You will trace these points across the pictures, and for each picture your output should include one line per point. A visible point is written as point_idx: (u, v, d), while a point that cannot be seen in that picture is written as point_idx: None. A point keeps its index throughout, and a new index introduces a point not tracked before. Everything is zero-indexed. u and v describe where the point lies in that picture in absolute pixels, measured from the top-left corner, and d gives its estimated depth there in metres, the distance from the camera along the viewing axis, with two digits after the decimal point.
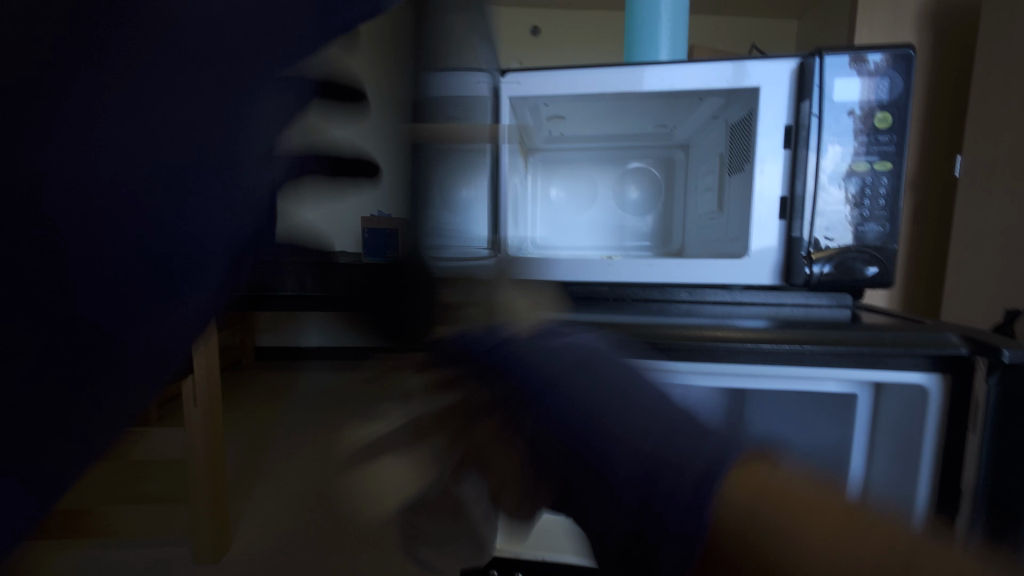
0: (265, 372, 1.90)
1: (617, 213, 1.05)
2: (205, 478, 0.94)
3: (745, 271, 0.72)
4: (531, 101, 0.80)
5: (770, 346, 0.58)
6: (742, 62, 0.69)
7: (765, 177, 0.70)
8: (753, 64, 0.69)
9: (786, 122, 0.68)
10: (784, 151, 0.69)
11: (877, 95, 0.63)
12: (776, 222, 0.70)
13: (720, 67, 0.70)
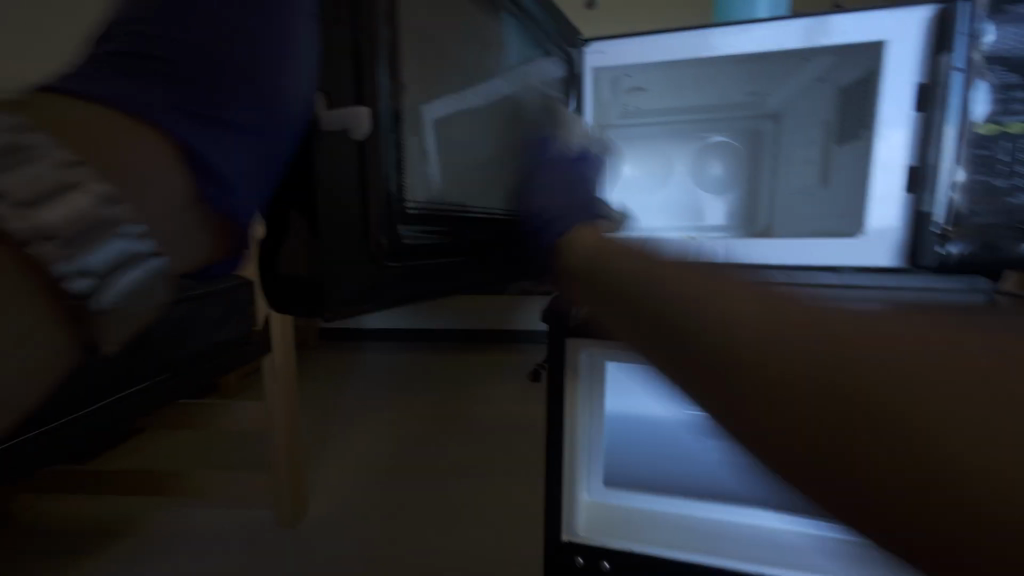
0: (331, 351, 2.00)
1: (694, 190, 0.96)
2: (287, 449, 1.00)
3: (859, 251, 0.66)
4: (615, 71, 0.77)
5: None
6: (823, 17, 0.63)
7: (888, 147, 0.63)
8: (837, 18, 0.63)
9: (918, 81, 0.60)
10: (915, 114, 0.60)
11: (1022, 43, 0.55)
12: (902, 195, 0.63)
13: (794, 25, 0.65)
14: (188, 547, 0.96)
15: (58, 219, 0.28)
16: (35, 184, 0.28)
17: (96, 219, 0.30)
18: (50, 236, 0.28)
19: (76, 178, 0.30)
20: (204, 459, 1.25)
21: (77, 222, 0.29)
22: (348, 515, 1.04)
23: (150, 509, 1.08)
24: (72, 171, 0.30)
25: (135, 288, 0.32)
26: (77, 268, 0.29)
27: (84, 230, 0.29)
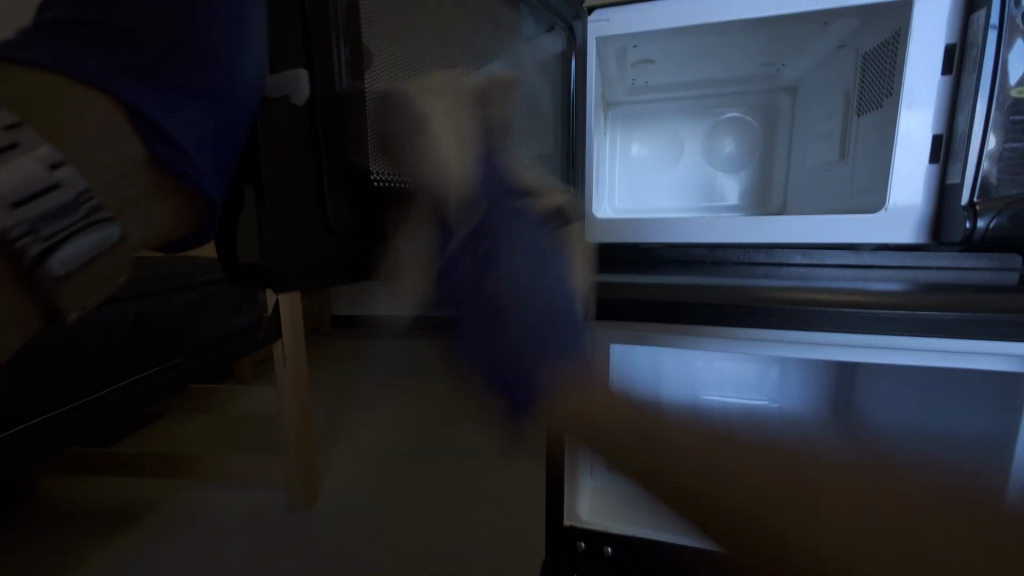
0: (340, 339, 2.01)
1: (706, 169, 0.91)
2: (294, 435, 1.00)
3: (878, 229, 0.61)
4: (618, 43, 0.73)
5: (916, 314, 0.48)
6: None
7: (913, 114, 0.58)
8: None
9: (948, 42, 0.56)
10: (941, 78, 0.57)
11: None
12: (925, 167, 0.59)
13: None
14: (199, 528, 0.97)
15: (0, 182, 0.24)
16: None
17: (42, 186, 0.26)
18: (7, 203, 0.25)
19: (14, 134, 0.25)
20: (215, 444, 1.27)
21: (24, 189, 0.25)
22: (355, 499, 1.04)
23: (162, 491, 1.09)
24: (6, 129, 0.25)
25: (89, 251, 0.28)
26: (27, 230, 0.26)
27: (26, 192, 0.25)
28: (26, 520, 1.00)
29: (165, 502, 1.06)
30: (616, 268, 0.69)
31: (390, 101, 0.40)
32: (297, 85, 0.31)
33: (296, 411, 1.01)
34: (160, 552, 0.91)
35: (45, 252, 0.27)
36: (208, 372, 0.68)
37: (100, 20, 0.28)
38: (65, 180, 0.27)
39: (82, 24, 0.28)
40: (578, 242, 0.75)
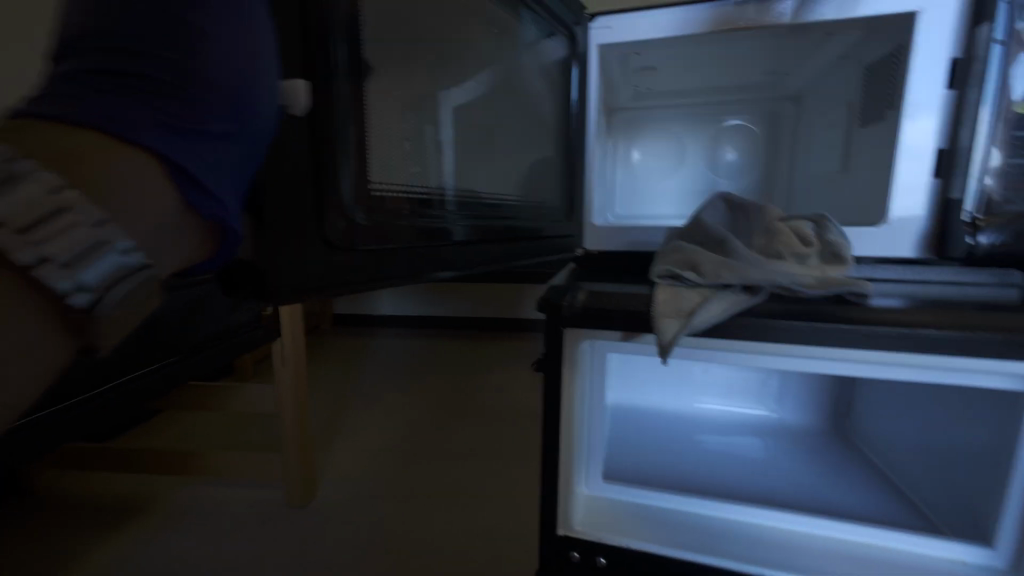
0: (340, 337, 2.00)
1: (709, 176, 0.90)
2: (290, 436, 1.00)
3: (878, 242, 0.62)
4: (621, 50, 0.73)
5: (910, 330, 0.46)
6: None
7: (915, 129, 0.58)
8: None
9: (952, 56, 0.55)
10: (945, 93, 0.56)
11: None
12: (928, 180, 0.59)
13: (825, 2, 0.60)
14: (194, 525, 0.97)
15: (47, 246, 0.23)
16: (24, 206, 0.23)
17: (92, 245, 0.24)
18: (60, 262, 0.24)
19: (58, 197, 0.24)
20: (212, 441, 1.27)
21: (73, 250, 0.24)
22: (350, 499, 1.04)
23: (160, 487, 1.09)
24: (52, 192, 0.23)
25: (133, 296, 0.27)
26: (76, 284, 0.24)
27: (76, 251, 0.24)
28: (24, 513, 1.00)
29: (162, 498, 1.06)
30: (615, 275, 0.67)
31: (388, 106, 0.40)
32: (295, 96, 0.29)
33: (293, 411, 1.00)
34: (156, 548, 0.91)
35: (90, 303, 0.25)
36: (206, 369, 0.67)
37: (116, 66, 0.26)
38: (109, 237, 0.25)
39: (106, 74, 0.26)
40: (578, 249, 0.74)
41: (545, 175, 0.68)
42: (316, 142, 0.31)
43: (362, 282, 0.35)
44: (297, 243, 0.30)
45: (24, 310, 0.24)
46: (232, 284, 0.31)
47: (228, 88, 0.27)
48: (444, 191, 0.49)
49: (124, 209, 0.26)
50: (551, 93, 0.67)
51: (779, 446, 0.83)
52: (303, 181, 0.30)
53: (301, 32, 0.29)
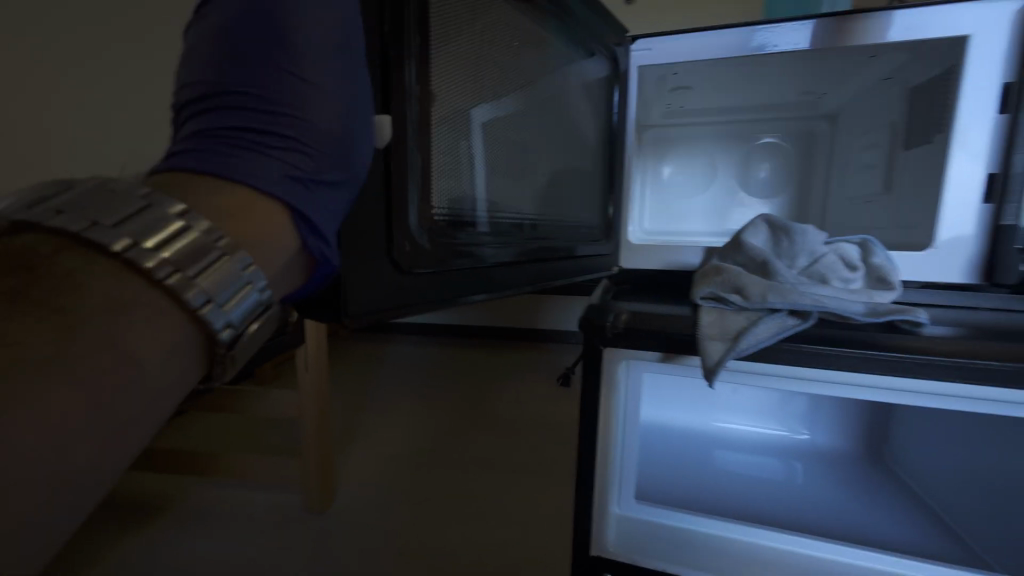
0: (361, 344, 2.03)
1: (739, 193, 0.89)
2: (316, 442, 1.01)
3: (929, 266, 0.60)
4: (661, 69, 0.74)
5: (979, 362, 0.45)
6: (888, 13, 0.58)
7: (966, 152, 0.57)
8: (902, 12, 0.58)
9: (1005, 80, 0.54)
10: (997, 117, 0.55)
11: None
12: (977, 205, 0.57)
13: (869, 20, 0.59)
14: (221, 526, 0.98)
15: (178, 260, 0.23)
16: (185, 247, 0.23)
17: (240, 281, 0.25)
18: (214, 300, 0.24)
19: (186, 217, 0.24)
20: (237, 443, 1.29)
21: (225, 287, 0.24)
22: (373, 506, 1.04)
23: (187, 487, 1.11)
24: (181, 214, 0.24)
25: (254, 313, 0.26)
26: (225, 320, 0.24)
27: (226, 287, 0.24)
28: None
29: (190, 498, 1.08)
30: (653, 294, 0.67)
31: (448, 128, 0.41)
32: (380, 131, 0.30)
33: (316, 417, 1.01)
34: (184, 548, 0.92)
35: (235, 339, 0.25)
36: None
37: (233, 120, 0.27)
38: (253, 274, 0.25)
39: (226, 131, 0.27)
40: (614, 267, 0.74)
41: (586, 194, 0.69)
42: (391, 172, 0.32)
43: (421, 303, 0.36)
44: (371, 267, 0.31)
45: (178, 348, 0.24)
46: (309, 304, 0.32)
47: (336, 136, 0.28)
48: (485, 212, 0.49)
49: (260, 246, 0.26)
50: (597, 111, 0.67)
51: (814, 471, 0.81)
52: (377, 207, 0.32)
53: (381, 63, 0.30)
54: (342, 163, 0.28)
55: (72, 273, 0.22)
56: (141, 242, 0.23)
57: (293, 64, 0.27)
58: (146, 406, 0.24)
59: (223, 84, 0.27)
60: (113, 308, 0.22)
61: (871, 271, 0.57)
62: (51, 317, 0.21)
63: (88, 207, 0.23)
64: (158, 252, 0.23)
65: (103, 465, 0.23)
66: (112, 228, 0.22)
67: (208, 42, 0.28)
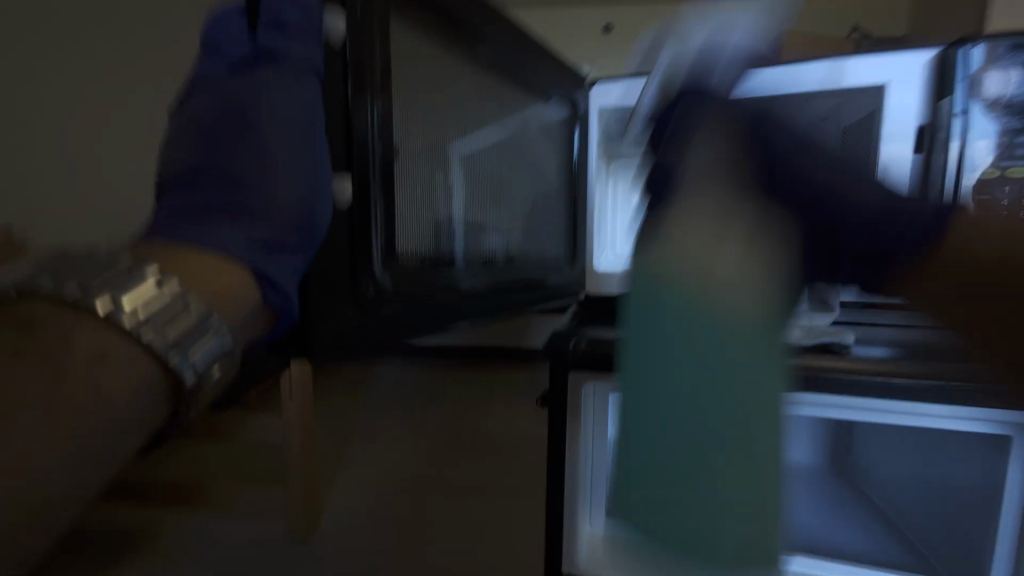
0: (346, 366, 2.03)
1: None
2: (298, 468, 1.02)
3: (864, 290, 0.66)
4: None
5: (902, 381, 0.49)
6: (841, 62, 0.64)
7: (891, 187, 0.63)
8: (853, 62, 0.64)
9: (919, 123, 0.61)
10: (915, 156, 0.62)
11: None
12: None
13: (817, 69, 0.65)
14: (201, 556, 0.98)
15: (148, 312, 0.27)
16: (153, 303, 0.27)
17: (201, 331, 0.28)
18: (177, 347, 0.27)
19: (159, 277, 0.28)
20: (219, 470, 1.29)
21: (188, 336, 0.28)
22: (357, 531, 1.05)
23: (167, 517, 1.11)
24: (155, 275, 0.28)
25: (214, 358, 0.29)
26: (187, 365, 0.27)
27: (189, 337, 0.28)
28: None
29: (169, 527, 1.07)
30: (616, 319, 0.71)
31: (412, 178, 0.46)
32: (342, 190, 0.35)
33: (300, 441, 1.03)
34: None
35: (198, 382, 0.28)
36: None
37: (209, 195, 0.33)
38: (214, 323, 0.29)
39: (205, 208, 0.32)
40: (581, 293, 0.79)
41: (554, 226, 0.74)
42: (353, 222, 0.37)
43: (390, 336, 0.41)
44: (336, 309, 0.36)
45: (145, 390, 0.28)
46: (280, 337, 0.36)
47: (297, 208, 0.33)
48: (461, 247, 0.53)
49: (224, 299, 0.30)
50: (559, 150, 0.73)
51: (781, 485, 0.85)
52: (342, 258, 0.36)
53: (345, 136, 0.35)
54: (301, 230, 0.33)
55: (60, 329, 0.26)
56: (116, 300, 0.26)
57: (266, 151, 0.33)
58: (115, 442, 0.27)
59: (203, 167, 0.33)
60: (93, 357, 0.26)
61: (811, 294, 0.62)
62: (44, 367, 0.25)
63: (75, 272, 0.27)
64: (129, 309, 0.26)
65: (74, 494, 0.26)
66: (93, 289, 0.26)
67: (191, 135, 0.33)
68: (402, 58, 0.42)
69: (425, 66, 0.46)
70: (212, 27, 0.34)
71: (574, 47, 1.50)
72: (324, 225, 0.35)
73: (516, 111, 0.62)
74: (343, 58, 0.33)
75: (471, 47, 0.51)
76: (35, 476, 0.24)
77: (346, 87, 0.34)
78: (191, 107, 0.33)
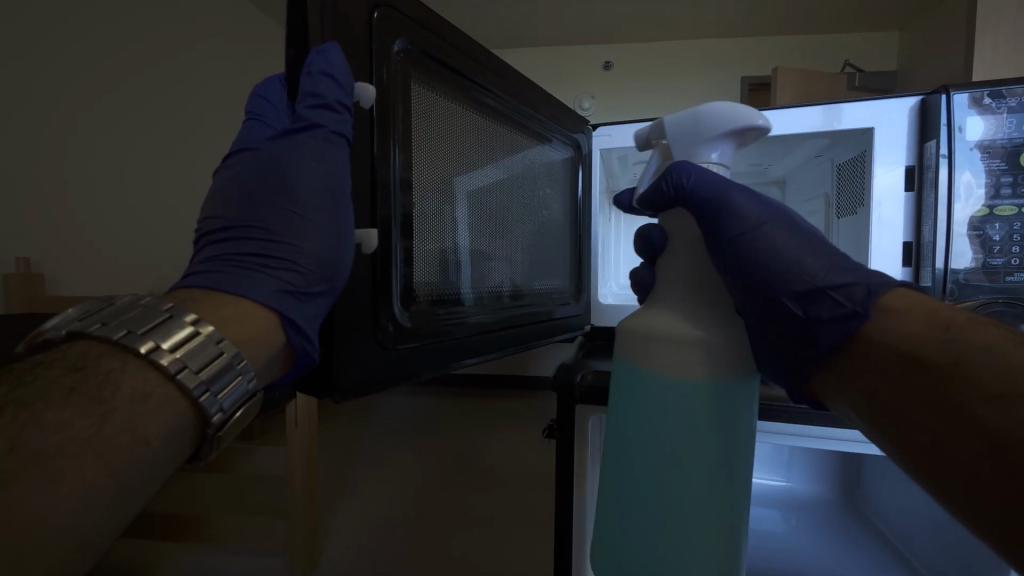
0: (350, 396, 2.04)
1: None
2: (301, 501, 1.02)
3: None
4: (618, 152, 0.85)
5: None
6: (836, 105, 0.67)
7: (883, 223, 0.65)
8: (848, 106, 0.66)
9: (908, 164, 0.64)
10: (905, 193, 0.64)
11: (1004, 133, 0.57)
12: (899, 270, 0.65)
13: (810, 112, 0.68)
14: None
15: (186, 355, 0.29)
16: (194, 348, 0.29)
17: (232, 375, 0.30)
18: (210, 391, 0.29)
19: (196, 323, 0.30)
20: (222, 504, 1.28)
21: (220, 379, 0.30)
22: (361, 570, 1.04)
23: (170, 554, 1.10)
24: (194, 321, 0.30)
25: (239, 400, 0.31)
26: (216, 408, 0.30)
27: (221, 380, 0.30)
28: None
29: (171, 565, 1.06)
30: None
31: (426, 220, 0.48)
32: (368, 239, 0.36)
33: (303, 474, 1.02)
34: None
35: (224, 422, 0.30)
36: None
37: (245, 245, 0.35)
38: (243, 367, 0.31)
39: (239, 256, 0.35)
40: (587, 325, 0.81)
41: (561, 260, 0.76)
42: (376, 267, 0.38)
43: (405, 373, 0.42)
44: (356, 348, 0.37)
45: (179, 428, 0.29)
46: (304, 381, 0.37)
47: (320, 255, 0.35)
48: (468, 285, 0.56)
49: (251, 344, 0.32)
50: (564, 189, 0.76)
51: (789, 517, 0.85)
52: (364, 299, 0.38)
53: (371, 186, 0.37)
54: (325, 277, 0.35)
55: (107, 370, 0.28)
56: (159, 343, 0.28)
57: (294, 204, 0.35)
58: (147, 479, 0.29)
59: (239, 219, 0.36)
60: (133, 396, 0.28)
61: None
62: (88, 407, 0.27)
63: (123, 317, 0.29)
64: (171, 353, 0.28)
65: (106, 530, 0.27)
66: (139, 334, 0.28)
67: (232, 192, 0.37)
68: (418, 112, 0.45)
69: (438, 118, 0.49)
70: (259, 100, 0.39)
71: (575, 86, 1.57)
72: (347, 272, 0.36)
73: (521, 155, 0.66)
74: (370, 117, 0.36)
75: (475, 98, 0.54)
76: (73, 513, 0.25)
77: (374, 145, 0.37)
78: (235, 168, 0.37)
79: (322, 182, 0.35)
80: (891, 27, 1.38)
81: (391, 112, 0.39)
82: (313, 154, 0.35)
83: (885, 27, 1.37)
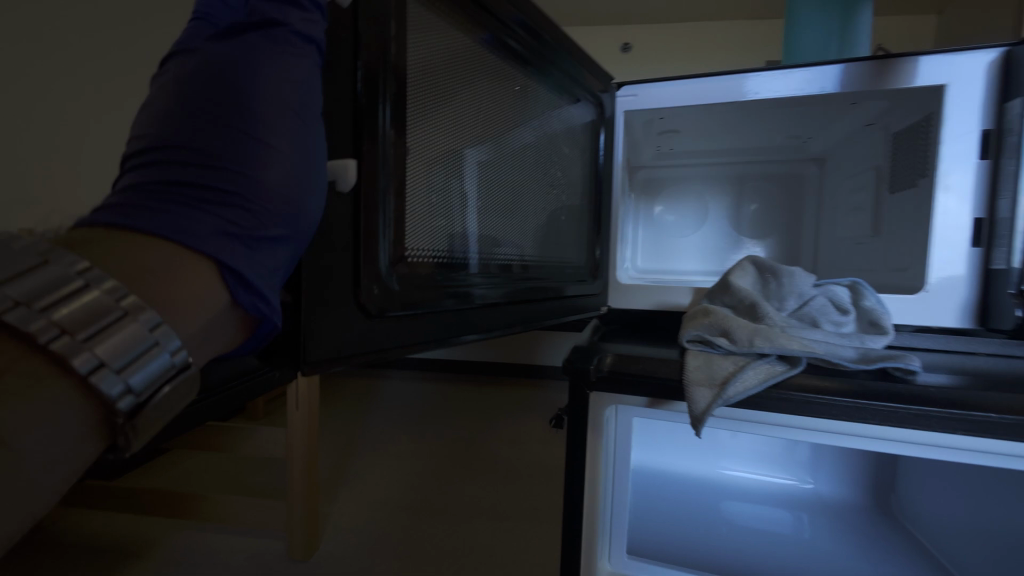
0: (352, 379, 1.99)
1: (731, 234, 0.90)
2: (301, 482, 0.97)
3: (919, 308, 0.61)
4: (645, 115, 0.78)
5: (977, 414, 0.43)
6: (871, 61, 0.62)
7: (950, 193, 0.59)
8: (885, 62, 0.61)
9: (984, 127, 0.57)
10: (979, 161, 0.58)
11: None
12: (966, 249, 0.58)
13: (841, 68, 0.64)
14: None
15: (66, 319, 0.22)
16: (80, 314, 0.22)
17: (140, 348, 0.23)
18: (106, 368, 0.23)
19: (83, 276, 0.23)
20: (217, 485, 1.23)
21: (119, 353, 0.23)
22: (359, 554, 0.98)
23: (164, 531, 1.05)
24: (79, 273, 0.23)
25: (155, 379, 0.24)
26: (122, 390, 0.23)
27: (122, 354, 0.23)
28: (24, 554, 0.96)
29: (165, 542, 1.01)
30: (638, 336, 0.66)
31: (429, 169, 0.42)
32: (343, 174, 0.31)
33: (304, 454, 0.97)
34: None
35: (135, 407, 0.24)
36: None
37: (176, 175, 0.27)
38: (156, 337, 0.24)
39: (164, 187, 0.27)
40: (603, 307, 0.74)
41: (578, 233, 0.69)
42: (359, 210, 0.32)
43: (390, 345, 0.35)
44: (328, 307, 0.30)
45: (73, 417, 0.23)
46: (269, 351, 0.32)
47: (283, 191, 0.28)
48: (476, 251, 0.49)
49: (168, 302, 0.25)
50: (586, 153, 0.69)
51: (816, 522, 0.77)
52: (343, 248, 0.31)
53: (353, 109, 0.31)
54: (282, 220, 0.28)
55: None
56: (26, 303, 0.21)
57: (243, 123, 0.27)
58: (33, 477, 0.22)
59: (166, 138, 0.28)
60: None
61: (864, 313, 0.56)
62: None
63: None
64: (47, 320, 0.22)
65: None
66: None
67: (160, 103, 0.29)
68: (418, 40, 0.38)
69: (446, 56, 0.43)
70: None
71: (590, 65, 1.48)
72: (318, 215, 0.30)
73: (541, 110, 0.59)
74: (356, 27, 0.30)
75: (496, 36, 0.48)
76: None
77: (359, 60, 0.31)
78: (166, 81, 0.30)
79: (291, 99, 0.28)
80: (928, 9, 1.30)
81: (386, 34, 0.33)
82: (266, 59, 0.28)
83: (922, 9, 1.30)
